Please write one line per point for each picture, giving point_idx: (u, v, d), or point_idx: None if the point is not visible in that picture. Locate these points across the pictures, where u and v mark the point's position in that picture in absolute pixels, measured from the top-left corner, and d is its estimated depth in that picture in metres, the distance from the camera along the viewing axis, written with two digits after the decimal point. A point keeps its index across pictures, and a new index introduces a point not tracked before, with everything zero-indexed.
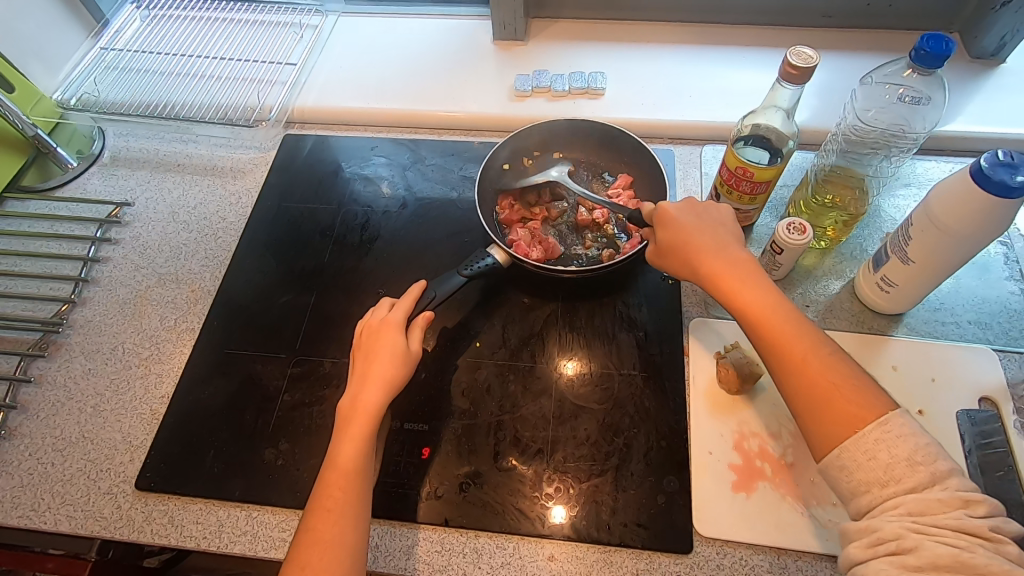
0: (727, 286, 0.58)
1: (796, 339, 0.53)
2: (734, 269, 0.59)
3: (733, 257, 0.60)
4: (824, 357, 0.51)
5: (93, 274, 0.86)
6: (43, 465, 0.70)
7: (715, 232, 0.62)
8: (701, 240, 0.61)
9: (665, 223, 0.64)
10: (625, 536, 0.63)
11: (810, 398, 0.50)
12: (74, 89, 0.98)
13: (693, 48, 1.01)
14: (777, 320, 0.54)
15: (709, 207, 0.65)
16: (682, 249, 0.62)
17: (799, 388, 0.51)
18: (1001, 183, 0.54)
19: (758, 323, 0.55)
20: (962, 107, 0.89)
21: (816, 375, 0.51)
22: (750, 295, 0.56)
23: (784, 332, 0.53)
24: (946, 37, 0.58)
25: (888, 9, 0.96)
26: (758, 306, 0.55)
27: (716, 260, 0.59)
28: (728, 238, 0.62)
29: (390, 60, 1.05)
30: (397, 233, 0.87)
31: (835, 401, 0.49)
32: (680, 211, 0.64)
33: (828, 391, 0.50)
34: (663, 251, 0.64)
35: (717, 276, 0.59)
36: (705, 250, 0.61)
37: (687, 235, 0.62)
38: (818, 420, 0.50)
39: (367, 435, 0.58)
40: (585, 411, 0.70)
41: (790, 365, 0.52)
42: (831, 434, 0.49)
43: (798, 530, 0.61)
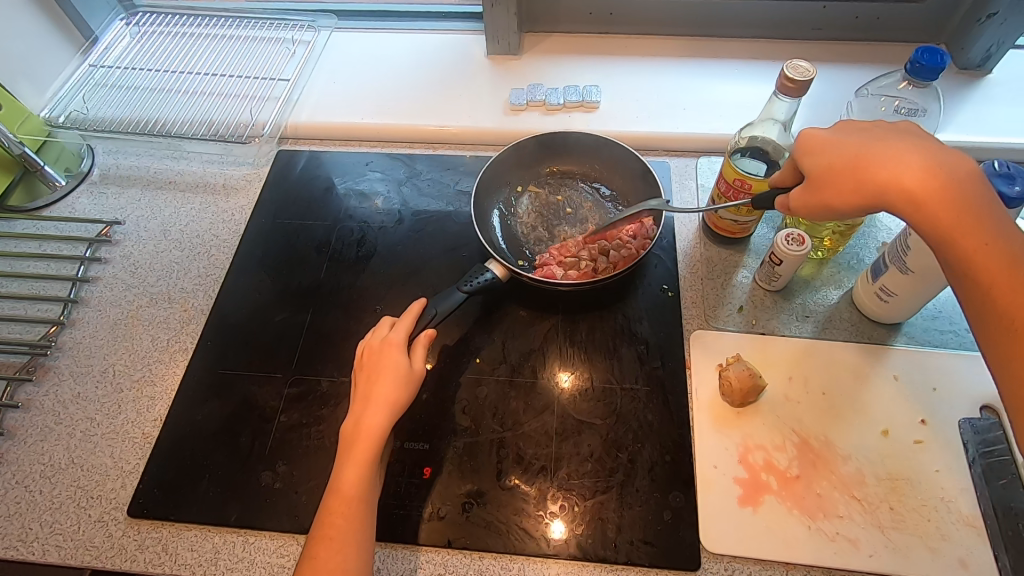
0: (931, 212, 0.48)
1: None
2: (949, 189, 0.48)
3: (946, 170, 0.49)
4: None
5: (82, 294, 0.84)
6: (30, 493, 0.68)
7: (903, 144, 0.51)
8: (891, 153, 0.50)
9: (809, 147, 0.56)
10: (632, 555, 0.62)
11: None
12: (63, 106, 0.96)
13: (686, 61, 1.02)
14: (1021, 275, 0.46)
15: (878, 123, 0.54)
16: (855, 166, 0.52)
17: (1021, 372, 0.46)
18: (999, 193, 0.54)
19: (985, 269, 0.47)
20: (952, 117, 0.90)
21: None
22: (975, 228, 0.47)
23: (1017, 280, 0.46)
24: (940, 51, 0.59)
25: (876, 22, 0.97)
26: (959, 233, 0.47)
27: (918, 177, 0.49)
28: (930, 148, 0.50)
29: (384, 75, 1.05)
30: (394, 248, 0.86)
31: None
32: (839, 134, 0.55)
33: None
34: (818, 176, 0.54)
35: (920, 206, 0.49)
36: (891, 170, 0.50)
37: (867, 154, 0.51)
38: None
39: (370, 459, 0.57)
40: (588, 427, 0.69)
41: (1018, 340, 0.46)
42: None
43: (805, 544, 0.61)
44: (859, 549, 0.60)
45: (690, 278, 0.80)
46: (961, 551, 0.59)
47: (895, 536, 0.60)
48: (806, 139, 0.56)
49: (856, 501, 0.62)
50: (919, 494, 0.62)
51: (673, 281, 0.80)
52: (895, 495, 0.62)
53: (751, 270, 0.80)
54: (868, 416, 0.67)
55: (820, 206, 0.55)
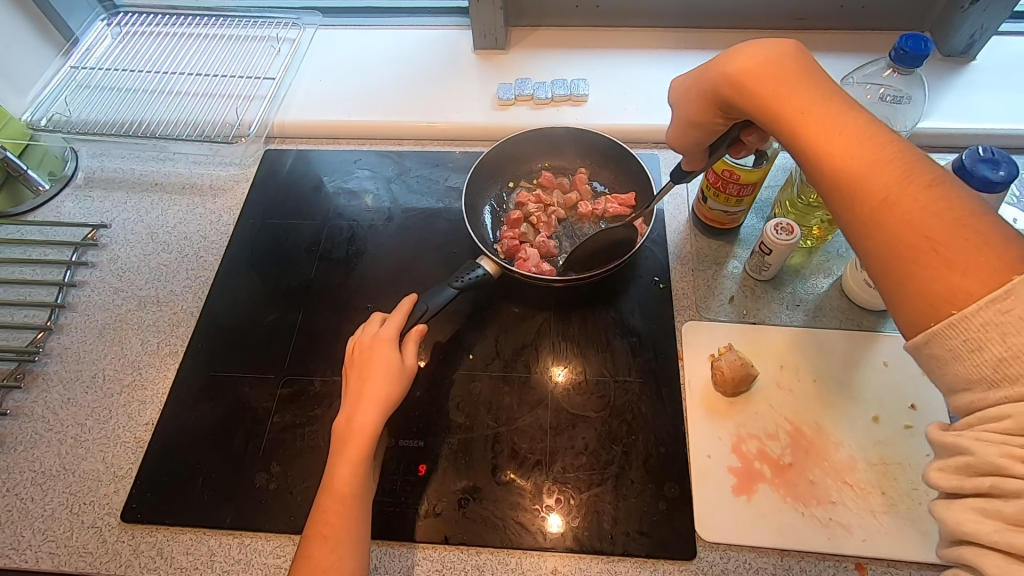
0: (767, 93, 0.50)
1: (866, 166, 0.42)
2: (803, 89, 0.49)
3: (795, 71, 0.50)
4: (927, 196, 0.39)
5: (70, 299, 0.83)
6: (22, 501, 0.67)
7: (777, 50, 0.52)
8: (753, 61, 0.52)
9: (697, 77, 0.58)
10: (629, 546, 0.62)
11: (887, 248, 0.40)
12: (44, 110, 0.95)
13: (672, 53, 1.02)
14: (867, 146, 0.43)
15: (762, 36, 0.55)
16: (727, 74, 0.54)
17: (872, 238, 0.41)
18: (983, 179, 0.55)
19: (823, 142, 0.45)
20: (937, 104, 0.91)
21: (903, 218, 0.40)
22: (817, 112, 0.47)
23: (856, 150, 0.43)
24: (923, 37, 0.59)
25: (861, 10, 0.97)
26: (802, 121, 0.47)
27: (769, 79, 0.51)
28: (794, 55, 0.51)
29: (370, 72, 1.04)
30: (384, 246, 0.85)
31: (920, 260, 0.38)
32: (701, 67, 0.58)
33: (916, 240, 0.39)
34: (706, 88, 0.57)
35: (767, 107, 0.50)
36: (755, 71, 0.51)
37: (733, 61, 0.54)
38: (899, 277, 0.40)
39: (363, 456, 0.57)
40: (582, 420, 0.69)
41: (871, 208, 0.41)
42: (915, 309, 0.39)
43: (800, 530, 0.61)
44: (852, 534, 0.61)
45: (681, 270, 0.81)
46: None
47: (888, 520, 0.61)
48: (672, 89, 0.63)
49: (849, 487, 0.63)
50: (911, 479, 0.63)
51: (664, 273, 0.80)
52: (887, 480, 0.63)
53: (741, 260, 0.80)
54: (859, 403, 0.68)
55: (713, 113, 0.57)
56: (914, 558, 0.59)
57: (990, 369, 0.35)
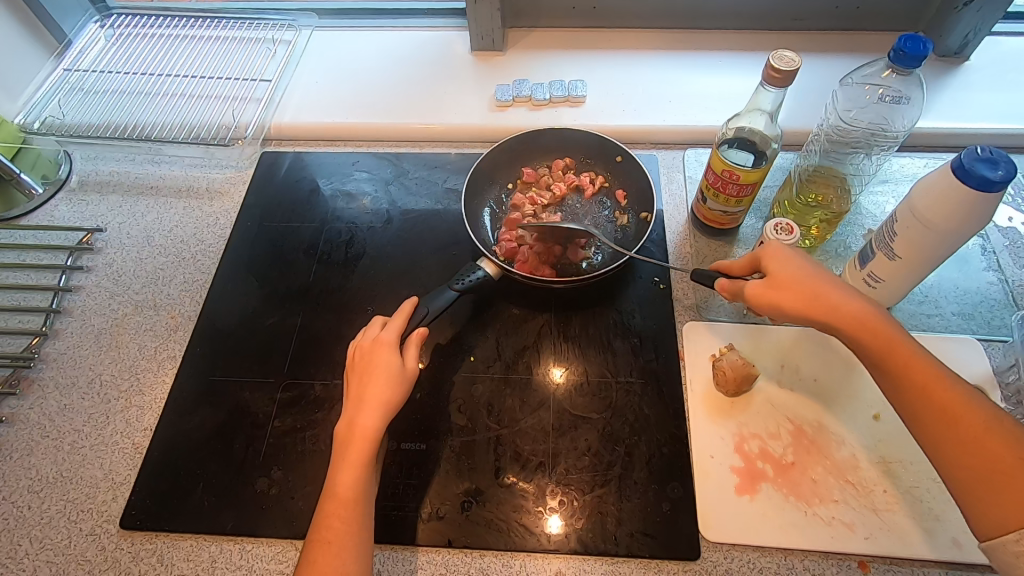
0: (861, 313, 0.54)
1: (955, 399, 0.50)
2: (882, 324, 0.54)
3: (869, 303, 0.55)
4: (1003, 429, 0.48)
5: (65, 304, 0.82)
6: (18, 509, 0.67)
7: (837, 277, 0.57)
8: (829, 285, 0.56)
9: (778, 257, 0.58)
10: (633, 547, 0.62)
11: (987, 476, 0.47)
12: (37, 112, 0.94)
13: (669, 54, 1.02)
14: (944, 384, 0.51)
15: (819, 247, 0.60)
16: (808, 292, 0.56)
17: (971, 472, 0.48)
18: (982, 177, 0.55)
19: (909, 375, 0.52)
20: (932, 104, 0.91)
21: (992, 448, 0.48)
22: (898, 347, 0.53)
23: (941, 388, 0.51)
24: (922, 38, 0.59)
25: (856, 11, 0.98)
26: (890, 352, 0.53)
27: (853, 309, 0.54)
28: (847, 283, 0.57)
29: (367, 74, 1.04)
30: (383, 248, 0.85)
31: (1015, 483, 0.46)
32: (789, 250, 0.59)
33: (1008, 469, 0.47)
34: (771, 288, 0.58)
35: (863, 325, 0.54)
36: (835, 295, 0.55)
37: (812, 278, 0.56)
38: (994, 500, 0.47)
39: (365, 461, 0.56)
40: (584, 421, 0.69)
41: (967, 443, 0.49)
42: (1013, 517, 0.46)
43: (802, 529, 0.61)
44: (855, 532, 0.61)
45: (680, 270, 0.81)
46: (954, 531, 0.60)
47: (889, 518, 0.61)
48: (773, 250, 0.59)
49: (851, 486, 0.63)
50: (912, 476, 0.63)
51: (663, 274, 0.81)
52: (889, 477, 0.63)
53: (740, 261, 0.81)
54: (859, 401, 0.68)
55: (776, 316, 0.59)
56: (917, 555, 0.59)
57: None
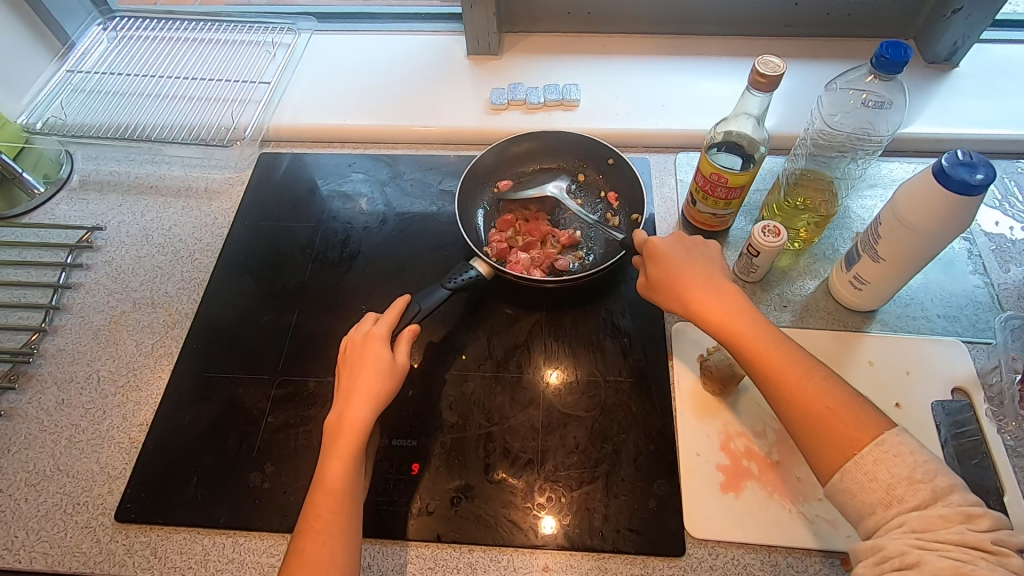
0: (704, 299, 0.60)
1: (781, 361, 0.55)
2: (735, 308, 0.59)
3: (727, 290, 0.61)
4: (827, 389, 0.52)
5: (64, 301, 0.83)
6: (16, 501, 0.68)
7: (706, 269, 0.63)
8: (693, 276, 0.62)
9: (656, 256, 0.65)
10: (619, 542, 0.63)
11: (817, 433, 0.51)
12: (40, 113, 0.96)
13: (663, 59, 1.04)
14: (785, 356, 0.55)
15: (699, 243, 0.67)
16: (672, 284, 0.63)
17: (805, 432, 0.52)
18: (962, 181, 0.56)
19: (751, 349, 0.56)
20: (921, 110, 0.93)
21: (810, 400, 0.52)
22: (739, 323, 0.58)
23: (772, 353, 0.55)
24: (903, 44, 0.60)
25: (847, 18, 1.00)
26: (735, 333, 0.58)
27: (707, 296, 0.60)
28: (717, 272, 0.63)
29: (365, 77, 1.05)
30: (378, 248, 0.86)
31: (836, 432, 0.50)
32: (671, 246, 0.66)
33: (830, 422, 0.50)
34: (652, 283, 0.65)
35: (710, 309, 0.60)
36: (696, 286, 0.62)
37: (679, 271, 0.63)
38: (825, 454, 0.50)
39: (354, 453, 0.57)
40: (573, 419, 0.70)
41: (801, 404, 0.52)
42: (833, 461, 0.50)
43: (786, 526, 0.62)
44: (838, 530, 0.62)
45: None
46: None
47: None
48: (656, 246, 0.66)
49: None
50: None
51: None
52: None
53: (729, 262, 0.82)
54: None
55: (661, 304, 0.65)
56: None
57: (885, 491, 0.47)
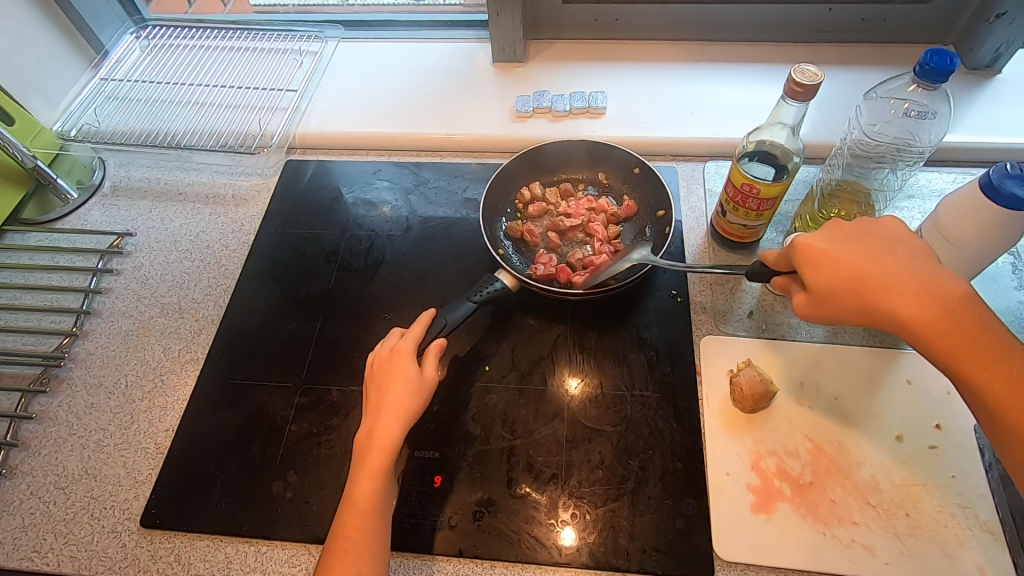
0: (935, 330, 0.49)
1: None
2: (957, 311, 0.49)
3: (940, 293, 0.49)
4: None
5: (95, 306, 0.85)
6: (45, 504, 0.69)
7: (897, 260, 0.52)
8: (882, 277, 0.51)
9: (814, 259, 0.54)
10: (645, 563, 0.61)
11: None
12: (75, 120, 0.98)
13: (692, 66, 1.02)
14: (1013, 372, 0.47)
15: (876, 229, 0.55)
16: (856, 288, 0.52)
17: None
18: (1011, 195, 0.53)
19: (967, 357, 0.48)
20: (962, 118, 0.89)
21: None
22: (966, 345, 0.48)
23: (1010, 377, 0.47)
24: (948, 52, 0.58)
25: (883, 24, 0.97)
26: (945, 337, 0.48)
27: (915, 300, 0.50)
28: (922, 267, 0.51)
29: (389, 84, 1.05)
30: (402, 256, 0.86)
31: None
32: (829, 240, 0.55)
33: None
34: (815, 293, 0.55)
35: (925, 324, 0.49)
36: (892, 287, 0.51)
37: (862, 267, 0.52)
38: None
39: (383, 470, 0.57)
40: (599, 434, 0.69)
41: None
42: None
43: (820, 551, 0.60)
44: (875, 556, 0.59)
45: (698, 284, 0.80)
46: (981, 558, 0.58)
47: (911, 542, 0.60)
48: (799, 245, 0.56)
49: (871, 508, 0.62)
50: (936, 500, 0.61)
51: (681, 287, 0.80)
52: (911, 501, 0.62)
53: None
54: (882, 422, 0.67)
55: (822, 312, 0.55)
56: None
57: None
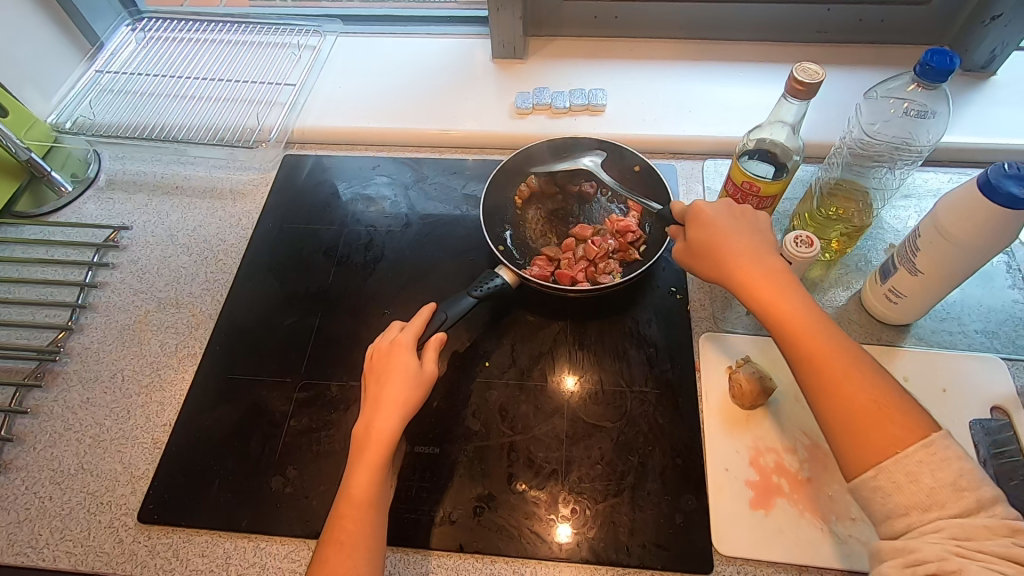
0: (767, 297, 0.56)
1: (837, 355, 0.51)
2: (776, 276, 0.57)
3: (769, 263, 0.58)
4: (868, 375, 0.50)
5: (90, 300, 0.84)
6: (40, 499, 0.68)
7: (749, 236, 0.61)
8: (733, 246, 0.60)
9: (698, 221, 0.63)
10: (644, 558, 0.62)
11: (840, 411, 0.49)
12: (69, 112, 0.96)
13: (690, 65, 1.02)
14: (818, 331, 0.53)
15: (750, 213, 0.63)
16: (712, 250, 0.61)
17: (827, 399, 0.50)
18: (1009, 194, 0.54)
19: (778, 307, 0.55)
20: (958, 118, 0.90)
21: (851, 397, 0.49)
22: (781, 305, 0.55)
23: (812, 331, 0.53)
24: (948, 51, 0.58)
25: (880, 24, 0.97)
26: (781, 299, 0.55)
27: (752, 266, 0.58)
28: (760, 244, 0.60)
29: (388, 80, 1.05)
30: (401, 252, 0.86)
31: (865, 424, 0.48)
32: (716, 211, 0.63)
33: (866, 408, 0.48)
34: (691, 249, 0.63)
35: (754, 285, 0.57)
36: (741, 255, 0.59)
37: (718, 237, 0.61)
38: (843, 434, 0.49)
39: (381, 463, 0.57)
40: (598, 430, 0.69)
41: (828, 372, 0.51)
42: (865, 452, 0.47)
43: (818, 546, 0.60)
44: (872, 551, 0.60)
45: (697, 281, 0.80)
46: None
47: None
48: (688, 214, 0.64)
49: None
50: None
51: (681, 284, 0.80)
52: None
53: None
54: None
55: (699, 273, 0.63)
56: None
57: (924, 495, 0.45)
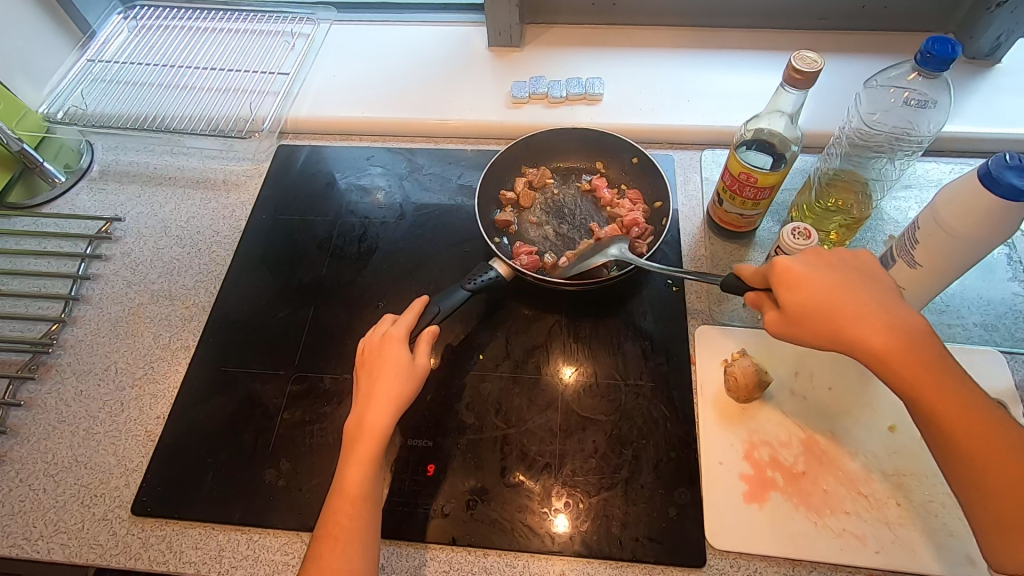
0: (911, 376, 0.48)
1: (997, 439, 0.46)
2: (913, 346, 0.49)
3: (905, 327, 0.49)
4: None
5: (83, 292, 0.84)
6: (34, 491, 0.68)
7: (863, 290, 0.52)
8: (854, 305, 0.50)
9: (795, 282, 0.53)
10: (637, 552, 0.61)
11: (1017, 514, 0.45)
12: (61, 102, 0.95)
13: (689, 53, 1.01)
14: (980, 416, 0.47)
15: (845, 256, 0.55)
16: (831, 317, 0.51)
17: (994, 499, 0.46)
18: (1010, 186, 0.53)
19: (923, 386, 0.48)
20: (960, 107, 0.89)
21: None
22: (931, 385, 0.48)
23: (972, 416, 0.47)
24: (950, 39, 0.57)
25: (883, 10, 0.96)
26: (926, 383, 0.48)
27: (886, 334, 0.49)
28: (889, 300, 0.51)
29: (382, 69, 1.03)
30: (395, 243, 0.85)
31: None
32: (809, 266, 0.54)
33: None
34: (795, 313, 0.53)
35: (893, 361, 0.49)
36: (866, 318, 0.50)
37: (831, 296, 0.51)
38: (1021, 535, 0.45)
39: (374, 457, 0.56)
40: (592, 423, 0.69)
41: (997, 474, 0.46)
42: None
43: (812, 540, 0.60)
44: (865, 545, 0.60)
45: (693, 274, 0.80)
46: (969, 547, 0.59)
47: (902, 532, 0.60)
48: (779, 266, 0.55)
49: (863, 497, 0.62)
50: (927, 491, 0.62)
51: (677, 276, 0.79)
52: (903, 490, 0.62)
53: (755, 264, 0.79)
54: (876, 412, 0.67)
55: (798, 335, 0.54)
56: (931, 570, 0.58)
57: None
